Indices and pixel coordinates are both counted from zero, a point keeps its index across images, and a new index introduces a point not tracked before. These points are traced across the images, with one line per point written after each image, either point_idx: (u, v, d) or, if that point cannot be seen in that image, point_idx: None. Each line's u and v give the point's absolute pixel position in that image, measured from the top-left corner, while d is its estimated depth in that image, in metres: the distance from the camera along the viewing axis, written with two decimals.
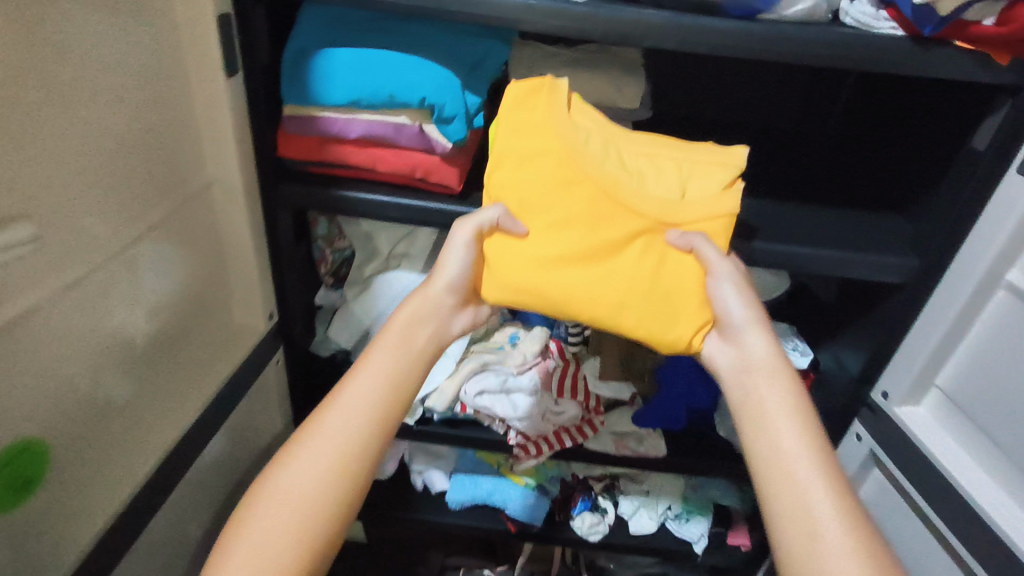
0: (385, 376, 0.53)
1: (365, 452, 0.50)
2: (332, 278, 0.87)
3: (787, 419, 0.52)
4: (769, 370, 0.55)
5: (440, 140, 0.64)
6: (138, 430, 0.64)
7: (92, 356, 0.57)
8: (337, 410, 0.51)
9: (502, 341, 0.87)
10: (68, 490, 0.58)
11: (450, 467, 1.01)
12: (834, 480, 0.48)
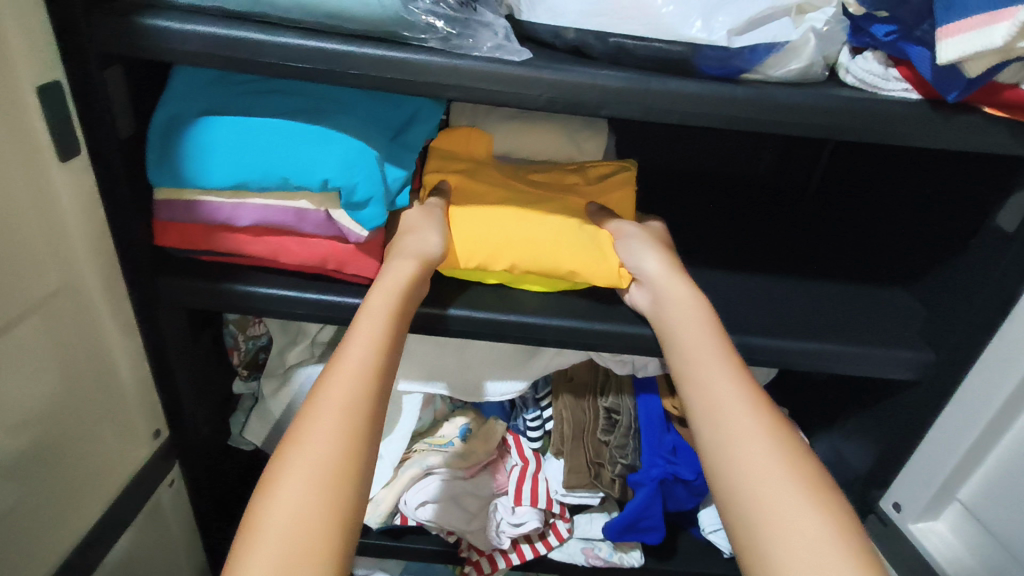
0: (375, 340, 0.46)
1: (368, 426, 0.42)
2: (246, 369, 0.73)
3: (716, 354, 0.48)
4: (681, 300, 0.52)
5: (355, 228, 0.52)
6: None
7: None
8: (338, 376, 0.43)
9: (451, 435, 0.73)
10: None
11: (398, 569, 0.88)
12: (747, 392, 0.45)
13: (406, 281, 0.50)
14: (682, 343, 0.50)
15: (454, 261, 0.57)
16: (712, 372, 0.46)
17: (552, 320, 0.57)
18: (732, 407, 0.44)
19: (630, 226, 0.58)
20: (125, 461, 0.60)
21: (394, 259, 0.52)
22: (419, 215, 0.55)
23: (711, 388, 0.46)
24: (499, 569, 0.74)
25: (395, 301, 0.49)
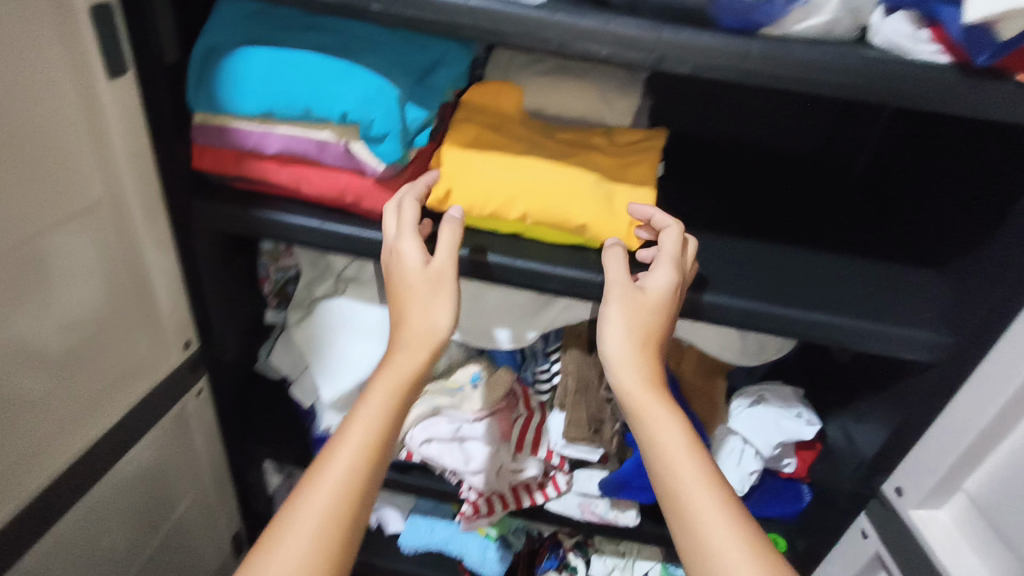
0: (368, 443, 0.47)
1: (346, 534, 0.44)
2: (276, 299, 0.78)
3: (706, 490, 0.45)
4: (658, 420, 0.49)
5: (372, 161, 0.54)
6: (25, 474, 0.54)
7: None
8: (321, 485, 0.45)
9: (462, 380, 0.75)
10: None
11: (407, 507, 0.94)
12: (740, 527, 0.44)
13: (409, 373, 0.51)
14: (666, 468, 0.47)
15: (470, 209, 0.58)
16: (705, 517, 0.44)
17: (558, 268, 0.58)
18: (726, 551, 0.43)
19: (607, 306, 0.53)
20: (155, 369, 0.66)
21: (398, 353, 0.51)
22: (421, 285, 0.53)
23: (699, 538, 0.44)
24: (496, 511, 0.77)
25: (391, 402, 0.50)
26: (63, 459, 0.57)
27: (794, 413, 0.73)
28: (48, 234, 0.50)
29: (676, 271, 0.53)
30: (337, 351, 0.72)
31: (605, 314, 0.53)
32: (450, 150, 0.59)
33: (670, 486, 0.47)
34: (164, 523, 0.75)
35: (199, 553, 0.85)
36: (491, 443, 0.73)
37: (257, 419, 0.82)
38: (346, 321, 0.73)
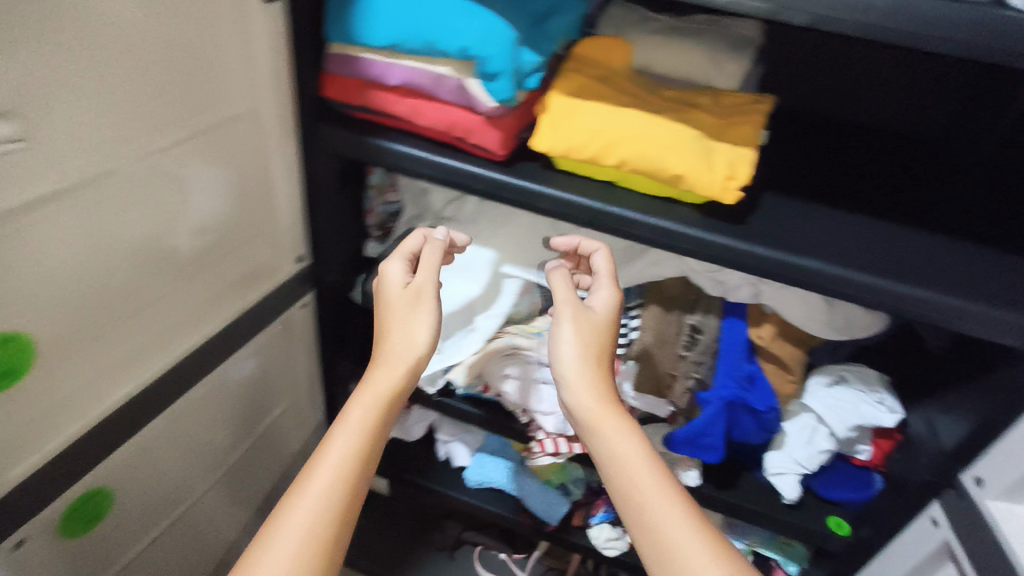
0: (353, 449, 0.51)
1: (332, 534, 0.48)
2: (379, 232, 0.84)
3: (666, 497, 0.50)
4: (617, 433, 0.53)
5: (483, 97, 0.57)
6: (158, 346, 0.62)
7: (114, 265, 0.54)
8: (311, 486, 0.49)
9: (542, 326, 0.79)
10: (65, 402, 0.54)
11: (475, 445, 1.01)
12: (705, 531, 0.49)
13: (391, 388, 0.55)
14: (628, 477, 0.52)
15: (569, 151, 0.60)
16: (668, 520, 0.49)
17: (649, 217, 0.59)
18: (693, 550, 0.48)
19: (562, 326, 0.58)
20: (269, 277, 0.74)
21: (375, 370, 0.55)
22: (403, 299, 0.59)
23: (668, 543, 0.48)
24: (562, 453, 0.80)
25: (375, 413, 0.53)
26: (192, 342, 0.66)
27: (875, 399, 0.71)
28: (195, 138, 0.57)
29: (614, 290, 0.61)
30: None
31: (559, 330, 0.58)
32: (557, 96, 0.61)
33: (635, 500, 0.51)
34: (263, 419, 0.84)
35: (285, 452, 0.94)
36: None
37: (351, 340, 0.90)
38: None
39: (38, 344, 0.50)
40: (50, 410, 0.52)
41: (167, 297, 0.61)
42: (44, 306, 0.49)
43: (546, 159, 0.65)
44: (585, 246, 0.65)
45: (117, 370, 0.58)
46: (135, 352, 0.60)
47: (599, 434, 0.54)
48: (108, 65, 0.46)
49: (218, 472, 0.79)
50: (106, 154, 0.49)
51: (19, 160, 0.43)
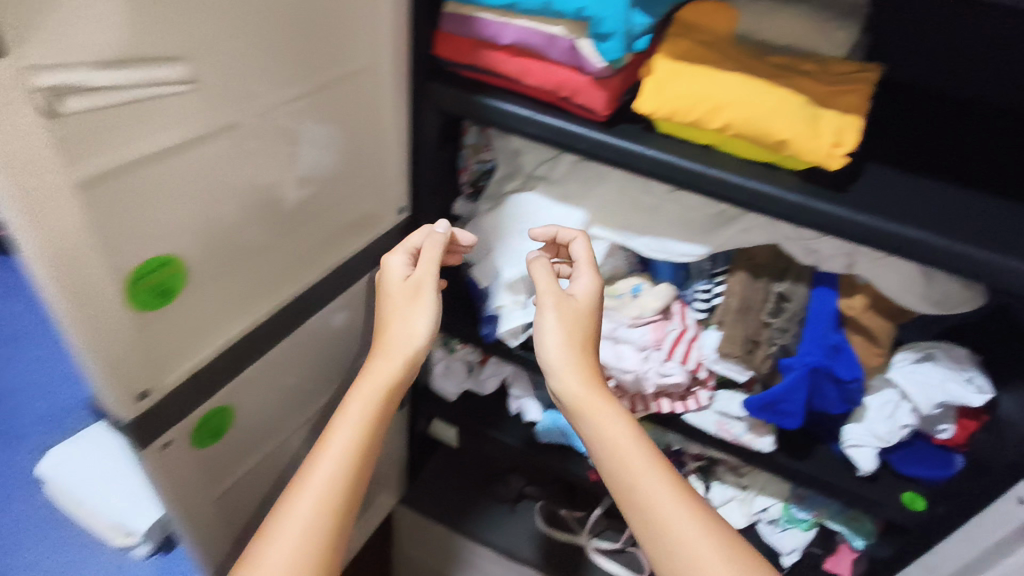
0: (361, 421, 0.61)
1: (350, 489, 0.59)
2: (470, 189, 0.88)
3: (651, 471, 0.60)
4: (604, 416, 0.62)
5: (593, 59, 0.59)
6: (278, 283, 0.67)
7: (248, 204, 0.59)
8: (329, 450, 0.60)
9: (624, 289, 0.82)
10: (204, 326, 0.59)
11: (547, 401, 1.05)
12: (686, 499, 0.58)
13: (394, 368, 0.63)
14: (612, 452, 0.61)
15: (673, 113, 0.61)
16: (651, 489, 0.59)
17: (748, 180, 0.60)
18: (677, 514, 0.57)
19: (547, 317, 0.66)
20: (371, 227, 0.78)
21: (376, 358, 0.63)
22: (403, 293, 0.66)
23: (654, 510, 0.58)
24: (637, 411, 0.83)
25: (377, 392, 0.62)
26: (305, 282, 0.71)
27: (964, 377, 0.69)
28: (319, 89, 0.61)
29: (593, 277, 0.69)
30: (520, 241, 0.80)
31: (542, 321, 0.66)
32: (662, 59, 0.62)
33: (623, 473, 0.60)
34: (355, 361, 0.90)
35: None
36: (643, 348, 0.79)
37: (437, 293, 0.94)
38: (526, 214, 0.80)
39: (189, 271, 0.55)
40: (195, 331, 0.58)
41: (286, 238, 0.66)
42: (196, 237, 0.54)
43: (646, 122, 0.66)
44: (563, 237, 0.72)
45: (245, 302, 0.63)
46: (261, 287, 0.65)
47: (583, 415, 0.63)
48: (256, 14, 0.50)
49: (319, 408, 0.86)
50: (256, 98, 0.53)
51: (181, 100, 0.46)
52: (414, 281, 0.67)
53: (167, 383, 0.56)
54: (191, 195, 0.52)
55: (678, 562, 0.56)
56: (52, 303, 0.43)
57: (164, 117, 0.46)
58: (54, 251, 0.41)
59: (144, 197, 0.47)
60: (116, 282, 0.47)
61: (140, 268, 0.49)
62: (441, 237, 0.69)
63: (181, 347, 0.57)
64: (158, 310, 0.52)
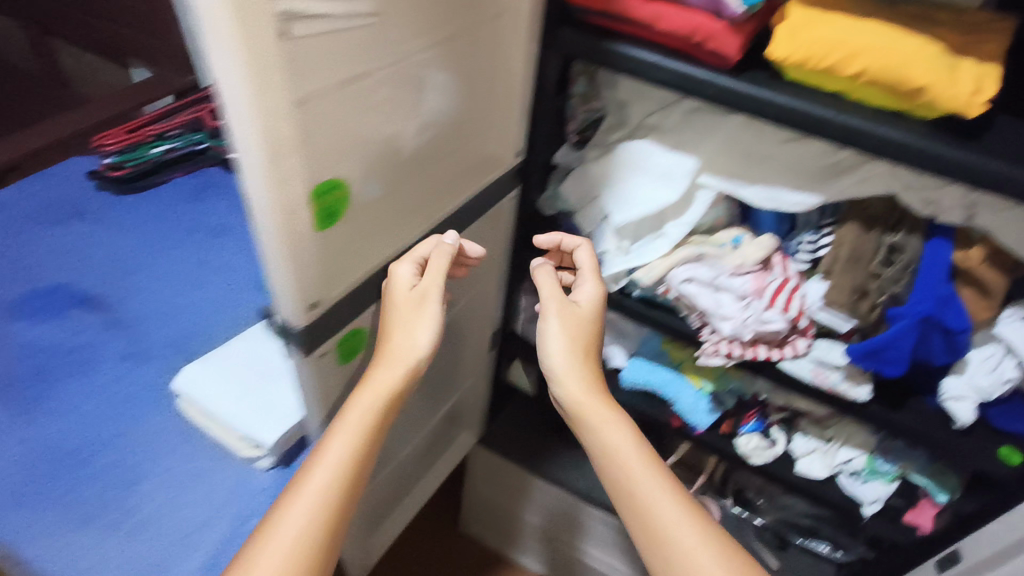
0: (356, 432, 0.63)
1: (347, 497, 0.61)
2: (577, 138, 0.91)
3: (646, 470, 0.70)
4: (605, 421, 0.73)
5: (734, 3, 0.61)
6: (412, 217, 0.72)
7: (399, 137, 0.64)
8: (327, 459, 0.61)
9: (725, 240, 0.85)
10: (355, 249, 0.64)
11: (632, 349, 1.09)
12: (677, 494, 0.69)
13: (392, 386, 0.65)
14: (610, 452, 0.72)
15: (808, 59, 0.62)
16: (646, 487, 0.69)
17: (880, 127, 0.61)
18: (670, 511, 0.67)
19: (550, 321, 0.77)
20: (489, 171, 0.82)
21: (378, 367, 0.65)
22: (408, 303, 0.67)
23: (649, 507, 0.68)
24: (732, 357, 0.84)
25: (374, 407, 0.64)
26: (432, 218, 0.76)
27: None
28: (464, 29, 0.65)
29: (596, 286, 0.80)
30: (630, 188, 0.84)
31: (547, 325, 0.77)
32: (797, 8, 0.63)
33: (622, 472, 0.70)
34: (458, 300, 0.96)
35: (464, 331, 1.05)
36: (743, 296, 0.81)
37: (536, 239, 0.99)
38: (640, 161, 0.83)
39: (352, 197, 0.59)
40: (351, 253, 0.63)
41: (421, 174, 0.71)
42: (360, 164, 0.59)
43: (772, 69, 0.68)
44: (568, 245, 0.83)
45: (388, 230, 0.69)
46: (399, 220, 0.70)
47: (585, 418, 0.74)
48: None
49: None
50: (394, 44, 0.55)
51: (365, 32, 0.51)
52: (421, 290, 0.67)
53: (332, 296, 0.62)
54: (360, 125, 0.56)
55: (668, 551, 0.66)
56: (256, 210, 0.48)
57: (353, 46, 0.50)
58: (270, 160, 0.46)
59: (331, 121, 0.52)
60: (305, 199, 0.51)
61: (321, 185, 0.54)
62: (449, 247, 0.69)
63: (341, 267, 0.62)
64: (330, 228, 0.57)
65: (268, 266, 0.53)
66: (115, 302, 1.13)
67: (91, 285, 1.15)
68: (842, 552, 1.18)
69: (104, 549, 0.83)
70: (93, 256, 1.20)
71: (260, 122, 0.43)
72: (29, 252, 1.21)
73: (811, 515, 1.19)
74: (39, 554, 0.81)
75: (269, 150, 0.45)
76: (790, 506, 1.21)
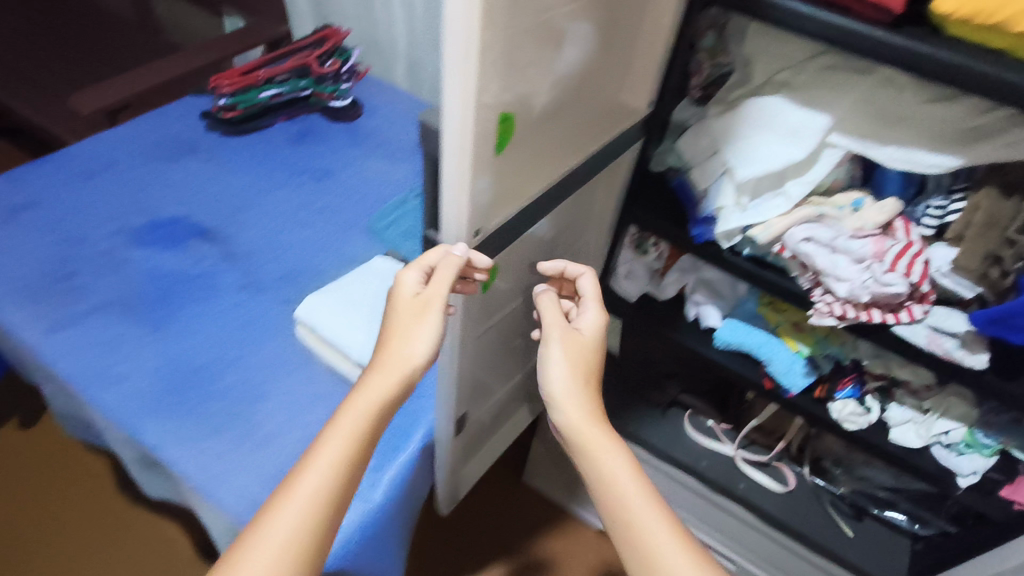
0: (348, 437, 0.65)
1: (336, 501, 0.63)
2: (700, 92, 0.93)
3: (641, 497, 0.72)
4: (603, 446, 0.75)
5: None
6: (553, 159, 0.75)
7: (556, 78, 0.66)
8: (318, 462, 0.63)
9: (844, 203, 0.85)
10: (512, 183, 0.67)
11: (726, 310, 1.10)
12: (671, 520, 0.70)
13: (384, 394, 0.67)
14: (607, 476, 0.73)
15: (977, 14, 0.61)
16: (641, 515, 0.70)
17: None
18: (665, 537, 0.69)
19: (552, 346, 0.78)
20: (617, 122, 0.84)
21: (374, 373, 0.67)
22: (412, 307, 0.69)
23: (643, 534, 0.69)
24: (846, 318, 0.85)
25: (367, 416, 0.66)
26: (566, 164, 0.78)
27: None
28: None
29: (598, 312, 0.83)
30: (755, 144, 0.84)
31: (550, 350, 0.78)
32: None
33: (619, 498, 0.72)
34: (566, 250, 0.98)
35: None
36: (863, 259, 0.81)
37: (647, 195, 1.00)
38: (768, 117, 0.83)
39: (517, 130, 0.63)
40: (510, 186, 0.67)
41: (565, 119, 0.73)
42: (526, 100, 0.62)
43: (930, 24, 0.67)
44: (572, 271, 0.85)
45: (537, 170, 0.72)
46: (547, 162, 0.73)
47: (584, 442, 0.75)
48: None
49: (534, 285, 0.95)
50: None
51: None
52: (424, 298, 0.69)
53: (492, 225, 0.66)
54: (533, 62, 0.59)
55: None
56: (453, 131, 0.52)
57: None
58: (478, 84, 0.50)
59: (515, 54, 0.55)
60: (491, 127, 0.55)
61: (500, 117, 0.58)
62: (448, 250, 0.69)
63: (502, 198, 0.66)
64: (500, 158, 0.61)
65: (444, 190, 0.58)
66: (229, 235, 1.18)
67: (205, 219, 1.20)
68: (921, 525, 1.19)
69: (233, 457, 0.88)
70: (206, 192, 1.26)
71: (478, 44, 0.47)
72: (149, 182, 1.26)
73: (889, 488, 1.22)
74: (176, 458, 0.87)
75: (477, 73, 0.49)
76: (869, 477, 1.24)
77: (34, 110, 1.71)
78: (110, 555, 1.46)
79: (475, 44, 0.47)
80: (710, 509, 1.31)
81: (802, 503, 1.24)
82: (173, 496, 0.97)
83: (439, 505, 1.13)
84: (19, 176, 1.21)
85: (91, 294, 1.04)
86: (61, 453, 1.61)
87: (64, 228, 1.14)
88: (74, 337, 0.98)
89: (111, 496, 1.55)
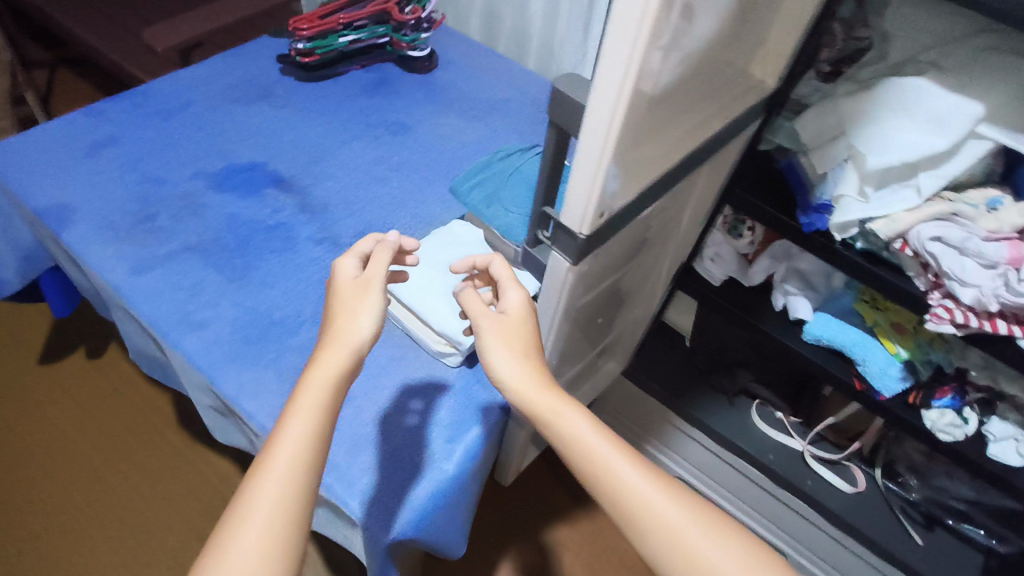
0: (315, 412, 0.65)
1: (313, 467, 0.63)
2: (830, 68, 0.87)
3: (610, 450, 0.68)
4: (557, 415, 0.69)
5: None
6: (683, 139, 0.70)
7: (700, 48, 0.60)
8: (291, 436, 0.63)
9: (978, 201, 0.78)
10: (643, 162, 0.62)
11: (819, 303, 1.05)
12: (649, 471, 0.67)
13: (333, 370, 0.67)
14: (565, 438, 0.69)
15: None
16: (615, 468, 0.67)
17: None
18: (646, 486, 0.66)
19: (484, 337, 0.74)
20: (744, 98, 0.78)
21: (325, 350, 0.68)
22: (353, 289, 0.73)
23: (620, 490, 0.66)
24: (968, 326, 0.78)
25: (324, 392, 0.66)
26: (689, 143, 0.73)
27: None
28: None
29: (516, 288, 0.77)
30: (889, 129, 0.76)
31: (483, 342, 0.73)
32: None
33: (591, 460, 0.67)
34: (662, 228, 0.93)
35: (653, 263, 1.03)
36: (997, 263, 0.73)
37: (752, 177, 0.95)
38: (907, 98, 0.75)
39: (655, 105, 0.58)
40: (642, 166, 0.62)
41: (699, 94, 0.67)
42: (671, 73, 0.57)
43: None
44: (481, 261, 0.82)
45: (666, 148, 0.66)
46: (676, 141, 0.67)
47: (538, 415, 0.70)
48: None
49: (629, 263, 0.91)
50: None
51: None
52: (365, 279, 0.74)
53: (616, 208, 0.61)
54: (684, 29, 0.54)
55: (654, 534, 0.64)
56: (603, 108, 0.48)
57: None
58: (643, 59, 0.45)
59: (676, 21, 0.49)
60: (639, 103, 0.50)
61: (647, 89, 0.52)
62: (390, 244, 0.79)
63: (632, 177, 0.61)
64: (635, 135, 0.56)
65: (576, 168, 0.53)
66: (306, 186, 1.15)
67: (283, 168, 1.18)
68: (999, 541, 1.12)
69: None
70: (284, 139, 1.23)
71: (652, 13, 0.42)
72: (227, 124, 1.24)
73: (967, 500, 1.14)
74: (256, 411, 0.87)
75: (645, 46, 0.44)
76: (946, 487, 1.16)
77: (109, 43, 1.69)
78: (168, 486, 1.50)
79: (653, 10, 0.42)
80: (767, 499, 1.28)
81: (872, 505, 1.20)
82: (247, 446, 0.98)
83: (503, 473, 1.14)
84: (103, 112, 1.20)
85: (173, 238, 1.04)
86: (125, 384, 1.66)
87: (145, 168, 1.13)
88: (155, 280, 0.98)
89: (171, 431, 1.59)
